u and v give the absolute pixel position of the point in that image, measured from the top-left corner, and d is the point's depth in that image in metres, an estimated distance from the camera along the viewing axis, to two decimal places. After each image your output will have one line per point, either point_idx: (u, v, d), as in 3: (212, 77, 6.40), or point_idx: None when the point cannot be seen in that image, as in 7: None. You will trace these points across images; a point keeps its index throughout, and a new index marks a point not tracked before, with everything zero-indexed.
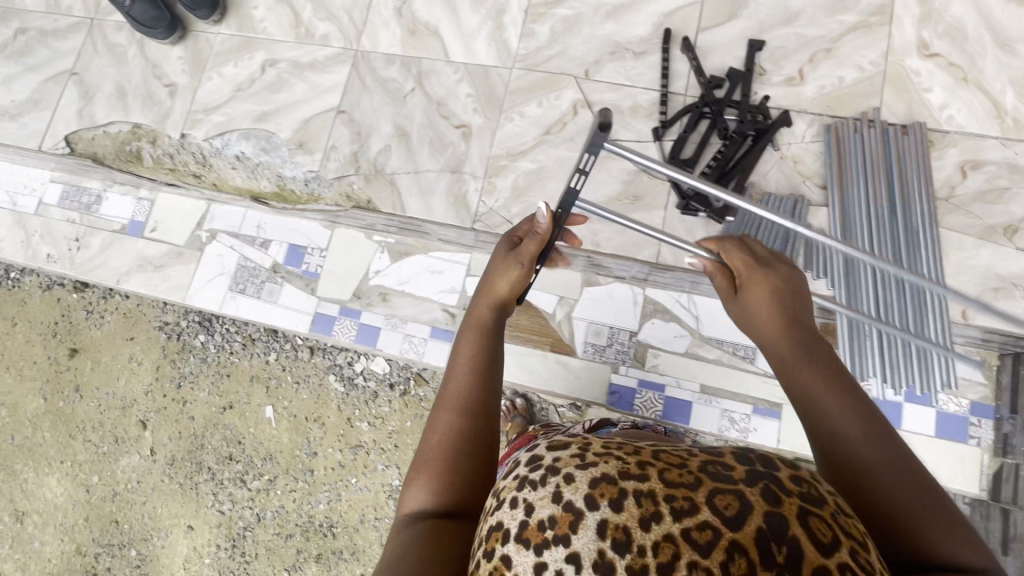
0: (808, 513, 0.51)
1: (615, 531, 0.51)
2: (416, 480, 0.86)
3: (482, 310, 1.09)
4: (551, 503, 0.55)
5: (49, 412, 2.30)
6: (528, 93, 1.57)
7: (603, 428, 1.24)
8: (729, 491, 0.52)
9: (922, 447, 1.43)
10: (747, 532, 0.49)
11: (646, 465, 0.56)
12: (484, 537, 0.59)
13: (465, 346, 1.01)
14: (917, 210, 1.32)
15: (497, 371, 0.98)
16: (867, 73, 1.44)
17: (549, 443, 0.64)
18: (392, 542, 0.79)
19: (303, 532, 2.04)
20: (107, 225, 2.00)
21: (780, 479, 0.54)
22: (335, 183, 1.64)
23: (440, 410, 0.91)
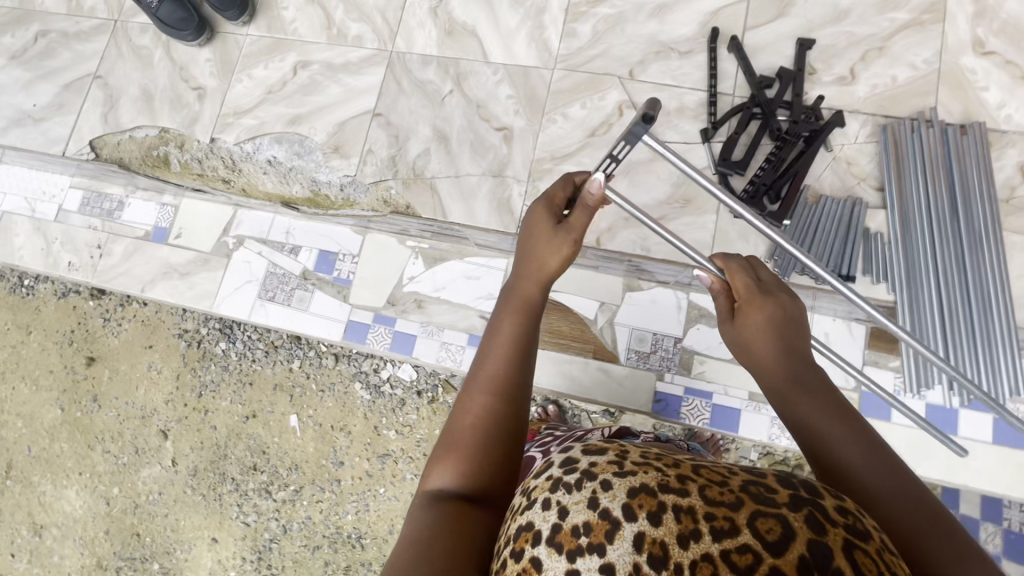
0: (854, 546, 0.47)
1: (653, 545, 0.49)
2: (441, 457, 0.79)
3: (526, 284, 1.02)
4: (586, 508, 0.53)
5: (66, 423, 2.24)
6: (570, 94, 1.53)
7: (626, 437, 1.08)
8: (771, 515, 0.48)
9: (978, 454, 1.39)
10: (788, 560, 0.45)
11: (687, 480, 0.53)
12: (512, 536, 0.57)
13: (508, 324, 0.94)
14: (980, 212, 1.30)
15: (534, 358, 0.91)
16: (920, 71, 1.41)
17: (584, 447, 0.62)
18: (408, 521, 0.72)
19: (331, 544, 1.99)
20: (130, 231, 1.98)
21: (826, 508, 0.50)
22: (371, 188, 1.60)
23: (474, 389, 0.84)
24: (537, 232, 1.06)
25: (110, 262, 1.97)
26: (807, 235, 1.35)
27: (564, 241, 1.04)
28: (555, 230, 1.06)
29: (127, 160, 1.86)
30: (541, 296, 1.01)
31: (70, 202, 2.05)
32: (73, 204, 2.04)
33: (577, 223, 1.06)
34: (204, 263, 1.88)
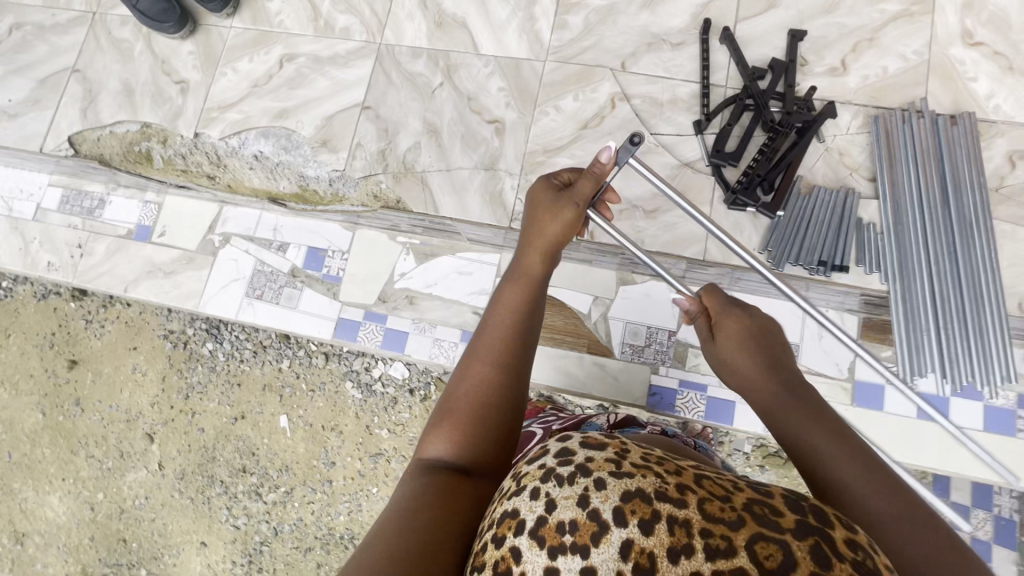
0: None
1: (640, 555, 0.52)
2: (436, 426, 0.82)
3: (529, 257, 1.04)
4: (575, 506, 0.56)
5: (48, 427, 2.19)
6: (562, 86, 1.52)
7: (630, 427, 1.09)
8: (773, 541, 0.50)
9: (972, 442, 1.39)
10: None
11: (686, 491, 0.57)
12: (496, 522, 0.61)
13: (509, 298, 0.97)
14: (971, 201, 1.30)
15: (532, 336, 0.94)
16: (910, 63, 1.41)
17: (583, 439, 0.64)
18: (401, 484, 0.76)
19: (324, 545, 1.97)
20: (112, 231, 1.92)
21: (836, 540, 0.51)
22: (361, 183, 1.57)
23: (475, 361, 0.87)
24: (538, 208, 1.09)
25: (91, 262, 1.92)
26: (802, 227, 1.35)
27: (567, 214, 1.07)
28: (557, 203, 1.08)
29: (107, 156, 1.81)
30: (544, 271, 1.04)
31: (49, 200, 2.00)
32: (52, 203, 1.99)
33: (583, 191, 1.08)
34: (190, 261, 1.83)
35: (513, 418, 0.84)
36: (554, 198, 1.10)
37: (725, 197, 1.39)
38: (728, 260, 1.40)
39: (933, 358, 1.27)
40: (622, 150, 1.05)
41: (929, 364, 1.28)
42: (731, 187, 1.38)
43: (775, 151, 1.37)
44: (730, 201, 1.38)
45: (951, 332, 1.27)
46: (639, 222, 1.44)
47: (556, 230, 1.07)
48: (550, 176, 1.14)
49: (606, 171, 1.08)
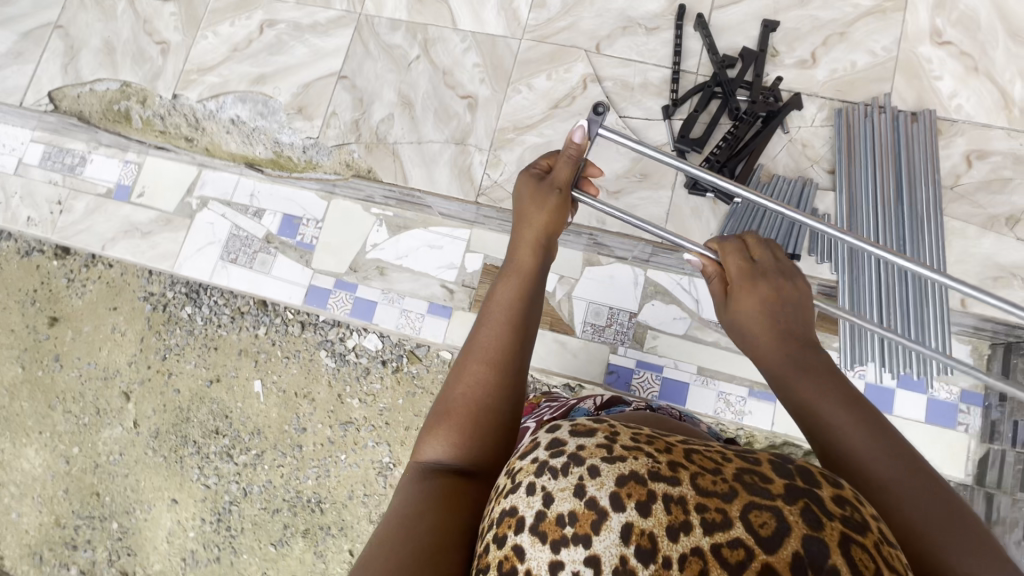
0: (849, 541, 0.49)
1: (641, 537, 0.51)
2: (433, 428, 0.78)
3: (522, 252, 1.00)
4: (573, 497, 0.54)
5: (27, 381, 2.22)
6: (537, 66, 1.53)
7: (615, 407, 1.08)
8: (765, 508, 0.50)
9: (913, 433, 1.45)
10: (782, 556, 0.47)
11: (679, 468, 0.55)
12: (495, 521, 0.59)
13: (504, 292, 0.92)
14: (923, 197, 1.34)
15: (532, 329, 0.88)
16: (879, 58, 1.43)
17: (572, 427, 0.61)
18: (400, 491, 0.73)
19: (290, 508, 1.99)
20: (92, 189, 1.95)
21: (823, 500, 0.52)
22: (334, 151, 1.59)
23: (471, 360, 0.82)
24: (525, 202, 1.06)
25: (70, 219, 1.94)
26: (758, 214, 1.39)
27: (552, 204, 1.05)
28: (539, 192, 1.07)
29: (86, 113, 1.81)
30: (539, 263, 0.99)
31: (31, 155, 2.01)
32: (34, 158, 2.01)
33: (562, 178, 1.08)
34: (167, 222, 1.88)
35: (514, 412, 0.80)
36: (536, 187, 1.08)
37: (686, 181, 1.42)
38: (686, 243, 1.43)
39: (875, 348, 1.32)
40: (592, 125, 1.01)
41: (870, 354, 1.33)
42: (692, 172, 1.41)
43: (738, 139, 1.40)
44: (690, 185, 1.41)
45: (894, 322, 1.31)
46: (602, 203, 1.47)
47: (546, 221, 1.04)
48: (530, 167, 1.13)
49: (582, 149, 1.05)
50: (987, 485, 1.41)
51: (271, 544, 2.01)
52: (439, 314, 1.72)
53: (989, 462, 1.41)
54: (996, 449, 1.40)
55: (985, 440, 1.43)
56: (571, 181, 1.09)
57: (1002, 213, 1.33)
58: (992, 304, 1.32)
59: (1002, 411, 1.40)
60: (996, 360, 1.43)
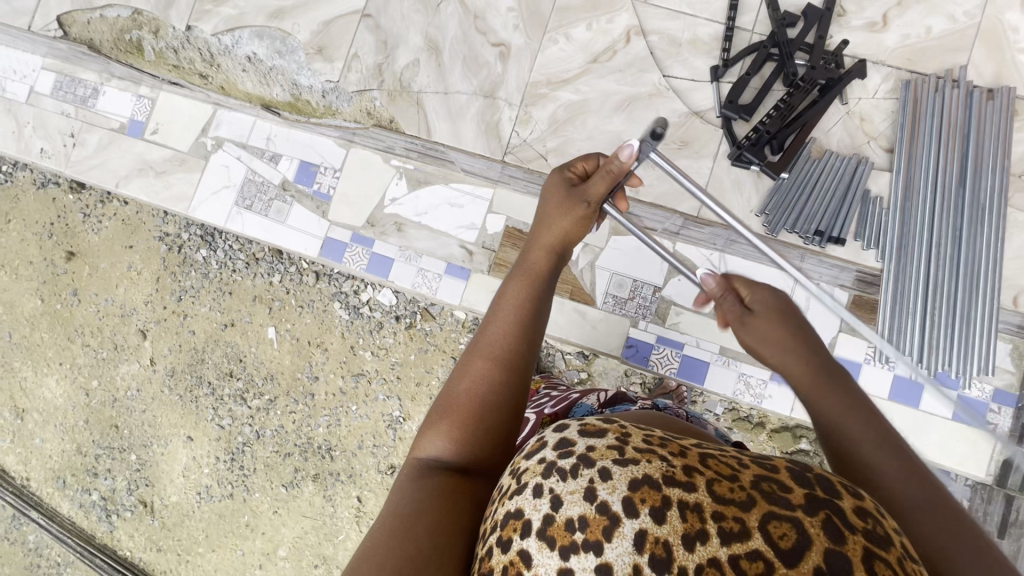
0: (874, 556, 0.46)
1: (655, 546, 0.48)
2: (433, 421, 0.74)
3: (537, 254, 0.95)
4: (583, 501, 0.51)
5: (46, 313, 2.24)
6: (578, 13, 1.41)
7: (620, 405, 1.06)
8: (786, 519, 0.47)
9: (937, 428, 1.41)
10: (803, 571, 0.45)
11: (694, 472, 0.52)
12: (498, 524, 0.54)
13: (515, 293, 0.86)
14: (988, 185, 1.24)
15: (541, 330, 0.84)
16: (958, 25, 1.28)
17: (582, 426, 0.57)
18: (395, 489, 0.68)
19: (302, 452, 2.03)
20: (105, 123, 1.89)
21: (845, 510, 0.49)
22: (355, 98, 1.50)
23: (474, 355, 0.78)
24: (547, 205, 0.99)
25: (83, 153, 1.89)
26: (805, 193, 1.30)
27: (577, 212, 0.97)
28: (566, 198, 0.98)
29: (97, 41, 1.74)
30: (552, 267, 0.94)
31: (42, 84, 1.94)
32: (45, 87, 1.94)
33: (596, 192, 0.97)
34: (181, 162, 1.82)
35: (517, 415, 0.75)
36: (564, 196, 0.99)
37: (730, 152, 1.33)
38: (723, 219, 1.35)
39: (914, 344, 1.26)
40: (644, 146, 0.90)
41: (908, 349, 1.27)
42: (738, 142, 1.31)
43: (791, 108, 1.29)
44: (734, 156, 1.32)
45: (938, 318, 1.25)
46: (636, 169, 1.39)
47: (564, 226, 0.97)
48: (562, 168, 1.02)
49: (625, 168, 0.94)
50: (1007, 486, 1.38)
51: (282, 485, 2.06)
52: (457, 275, 1.67)
53: (1014, 464, 1.37)
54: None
55: (1012, 442, 1.38)
56: (603, 197, 0.98)
57: None
58: None
59: None
60: None
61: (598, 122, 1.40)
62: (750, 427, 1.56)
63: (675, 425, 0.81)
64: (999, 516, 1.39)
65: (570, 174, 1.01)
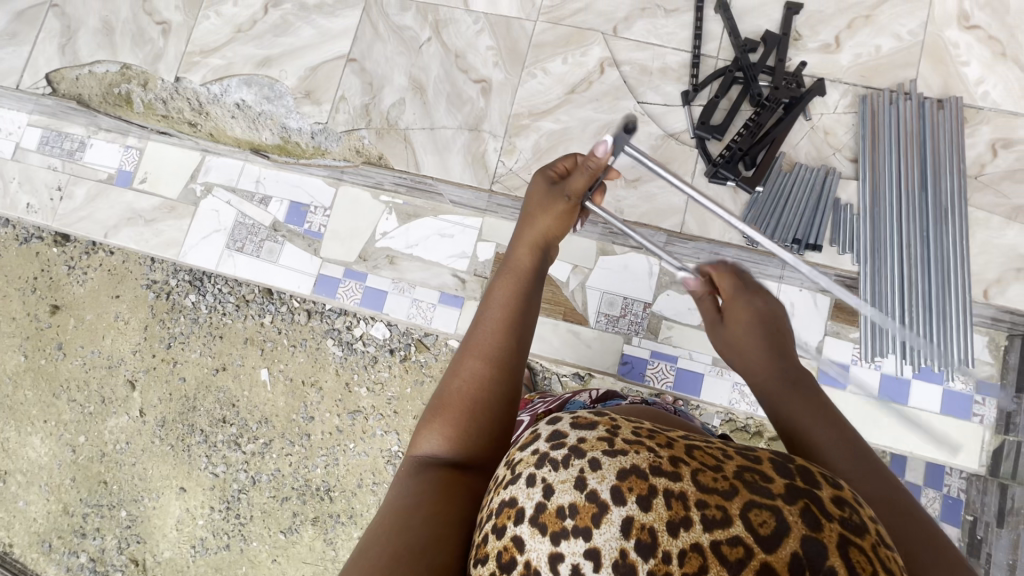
0: (849, 543, 0.47)
1: (641, 531, 0.50)
2: (429, 420, 0.77)
3: (521, 252, 0.98)
4: (573, 489, 0.53)
5: (30, 370, 2.20)
6: (553, 48, 1.49)
7: (612, 400, 1.11)
8: (766, 507, 0.49)
9: (927, 423, 1.46)
10: (781, 556, 0.46)
11: (680, 463, 0.53)
12: (494, 512, 0.57)
13: (502, 289, 0.89)
14: (947, 187, 1.32)
15: (531, 325, 0.87)
16: (904, 43, 1.39)
17: (573, 419, 0.59)
18: (396, 484, 0.72)
19: (300, 496, 1.98)
20: (93, 174, 1.92)
21: (823, 499, 0.50)
22: (343, 138, 1.55)
23: (466, 354, 0.81)
24: (530, 205, 1.03)
25: (71, 205, 1.91)
26: (781, 203, 1.37)
27: (559, 210, 1.01)
28: (548, 196, 1.03)
29: (86, 96, 1.74)
30: (537, 263, 0.96)
31: (28, 140, 1.97)
32: (31, 143, 1.96)
33: (577, 187, 1.02)
34: (171, 209, 1.87)
35: (510, 407, 0.78)
36: (551, 192, 1.03)
37: (706, 170, 1.40)
38: (705, 233, 1.41)
39: (896, 342, 1.31)
40: (618, 142, 0.95)
41: (891, 346, 1.32)
42: (713, 160, 1.39)
43: (760, 126, 1.37)
44: (710, 174, 1.39)
45: (916, 314, 1.30)
46: (620, 190, 1.44)
47: (546, 223, 1.01)
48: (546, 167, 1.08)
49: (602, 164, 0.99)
50: (1000, 475, 1.41)
51: (281, 531, 2.00)
52: (450, 303, 1.70)
53: (1003, 454, 1.42)
54: (1011, 440, 1.40)
55: (1000, 431, 1.43)
56: (585, 192, 1.03)
57: None
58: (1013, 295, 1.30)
59: (1018, 403, 1.40)
60: (1013, 352, 1.43)
61: (579, 148, 1.46)
62: (749, 437, 1.58)
63: (666, 417, 0.84)
64: (995, 504, 1.41)
65: (553, 172, 1.07)
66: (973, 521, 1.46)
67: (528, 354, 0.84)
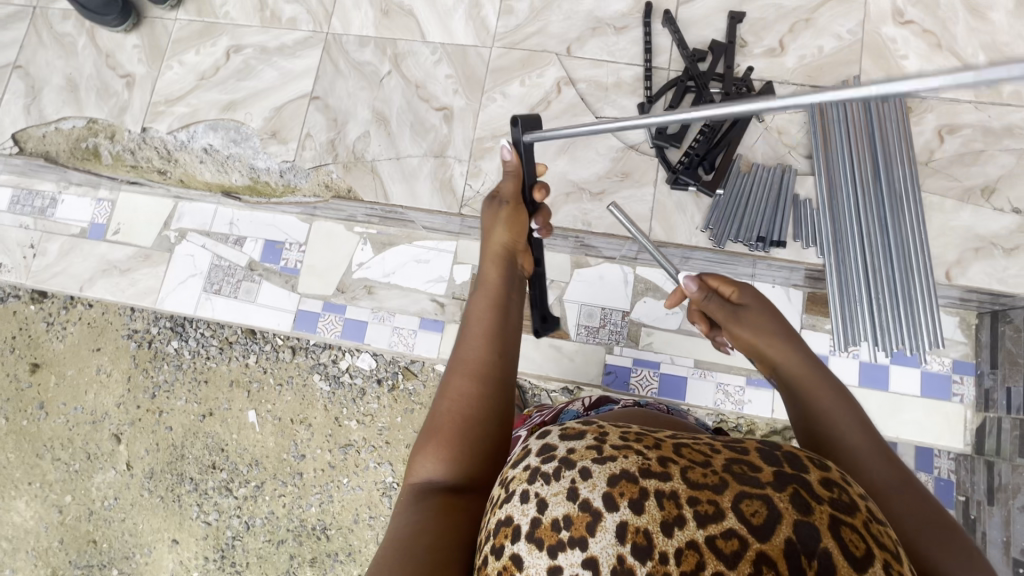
0: (840, 522, 0.48)
1: (636, 535, 0.50)
2: (422, 446, 0.78)
3: (489, 265, 0.99)
4: (566, 501, 0.54)
5: (11, 432, 2.15)
6: (510, 72, 1.54)
7: (605, 406, 1.09)
8: (756, 496, 0.50)
9: (909, 407, 1.48)
10: (775, 543, 0.47)
11: (669, 463, 0.54)
12: (491, 532, 0.58)
13: (480, 308, 0.90)
14: (900, 173, 1.36)
15: (513, 340, 0.88)
16: (845, 42, 1.45)
17: (562, 431, 0.61)
18: (397, 515, 0.72)
19: (296, 537, 1.95)
20: (65, 230, 1.92)
21: (811, 483, 0.51)
22: (311, 173, 1.57)
23: (454, 374, 0.82)
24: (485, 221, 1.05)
25: (44, 262, 1.90)
26: (742, 204, 1.41)
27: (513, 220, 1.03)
28: (495, 213, 1.05)
29: (54, 153, 1.71)
30: (508, 276, 0.98)
31: None
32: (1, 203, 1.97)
33: (509, 191, 1.06)
34: (145, 258, 1.87)
35: (502, 425, 0.79)
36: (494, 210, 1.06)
37: (667, 177, 1.44)
38: (673, 238, 1.43)
39: (867, 326, 1.32)
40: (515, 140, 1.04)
41: (864, 333, 1.32)
42: (673, 167, 1.43)
43: (716, 130, 1.41)
44: (671, 181, 1.43)
45: (881, 298, 1.32)
46: (586, 203, 1.47)
47: (509, 237, 1.02)
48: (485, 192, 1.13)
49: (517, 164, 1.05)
50: (986, 452, 1.43)
51: None
52: (431, 328, 1.71)
53: (986, 431, 1.44)
54: (992, 417, 1.42)
55: (980, 409, 1.45)
56: (518, 193, 1.08)
57: (978, 184, 1.36)
58: (974, 275, 1.33)
59: (994, 379, 1.43)
60: (984, 329, 1.47)
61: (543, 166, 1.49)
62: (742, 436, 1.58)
63: (662, 420, 0.85)
64: (984, 483, 1.42)
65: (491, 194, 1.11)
66: (965, 501, 1.45)
67: (513, 368, 0.85)
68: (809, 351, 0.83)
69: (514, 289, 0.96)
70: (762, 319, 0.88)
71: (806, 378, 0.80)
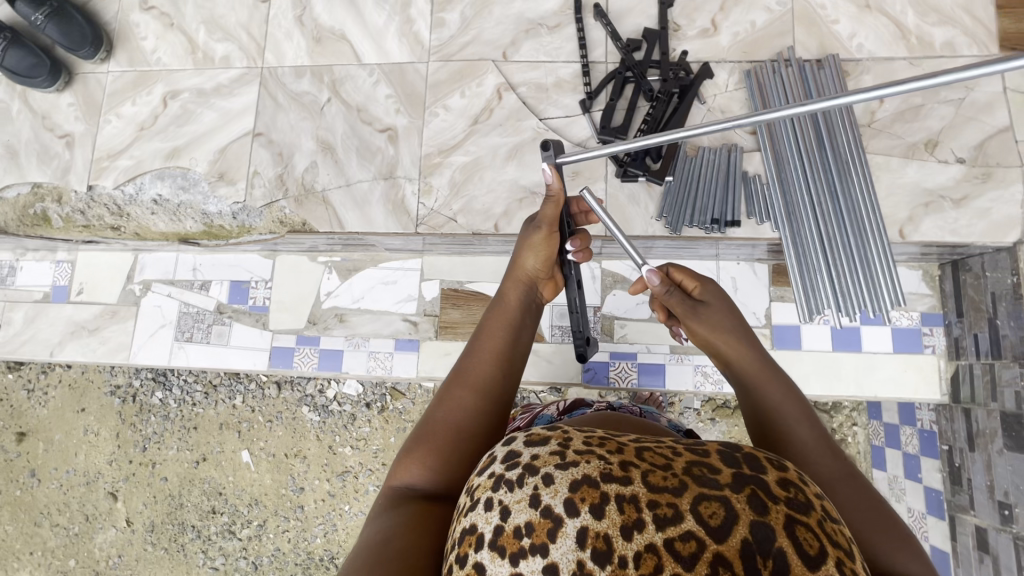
0: (795, 522, 0.49)
1: (596, 539, 0.50)
2: (410, 451, 0.78)
3: (510, 285, 1.03)
4: (528, 507, 0.53)
5: (6, 504, 2.12)
6: (450, 85, 1.53)
7: (578, 411, 1.07)
8: (715, 498, 0.50)
9: (884, 364, 1.50)
10: (731, 545, 0.47)
11: (630, 466, 0.54)
12: (456, 542, 0.58)
13: (495, 326, 0.94)
14: (844, 139, 1.37)
15: (518, 364, 0.91)
16: (776, 14, 1.45)
17: (527, 437, 0.62)
18: (373, 519, 0.72)
19: (305, 570, 1.95)
20: (27, 296, 1.90)
21: (769, 483, 0.52)
22: (264, 211, 1.56)
23: (455, 385, 0.84)
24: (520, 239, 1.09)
25: (11, 332, 1.88)
26: (693, 188, 1.42)
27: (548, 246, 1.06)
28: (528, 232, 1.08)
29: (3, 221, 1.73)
30: (528, 300, 1.02)
31: None
32: None
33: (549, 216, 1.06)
34: (113, 315, 1.85)
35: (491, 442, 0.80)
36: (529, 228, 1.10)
37: (617, 171, 1.44)
38: (630, 231, 1.44)
39: (829, 293, 1.34)
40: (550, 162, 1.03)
41: (826, 301, 1.34)
42: (621, 160, 1.43)
43: (658, 119, 1.43)
44: (621, 174, 1.43)
45: (841, 262, 1.33)
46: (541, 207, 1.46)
47: (541, 257, 1.06)
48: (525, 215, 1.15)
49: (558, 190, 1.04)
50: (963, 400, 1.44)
51: None
52: (408, 348, 1.71)
53: (960, 379, 1.45)
54: (963, 364, 1.45)
55: (952, 357, 1.48)
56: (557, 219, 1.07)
57: (921, 139, 1.38)
58: (927, 229, 1.35)
59: (962, 327, 1.44)
60: (947, 279, 1.49)
61: (493, 174, 1.49)
62: (731, 412, 1.61)
63: (624, 421, 0.86)
64: (964, 431, 1.43)
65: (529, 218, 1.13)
66: (949, 450, 1.47)
67: (513, 391, 0.88)
68: (762, 350, 0.84)
69: (530, 317, 1.00)
70: (720, 317, 0.88)
71: (760, 373, 0.81)
